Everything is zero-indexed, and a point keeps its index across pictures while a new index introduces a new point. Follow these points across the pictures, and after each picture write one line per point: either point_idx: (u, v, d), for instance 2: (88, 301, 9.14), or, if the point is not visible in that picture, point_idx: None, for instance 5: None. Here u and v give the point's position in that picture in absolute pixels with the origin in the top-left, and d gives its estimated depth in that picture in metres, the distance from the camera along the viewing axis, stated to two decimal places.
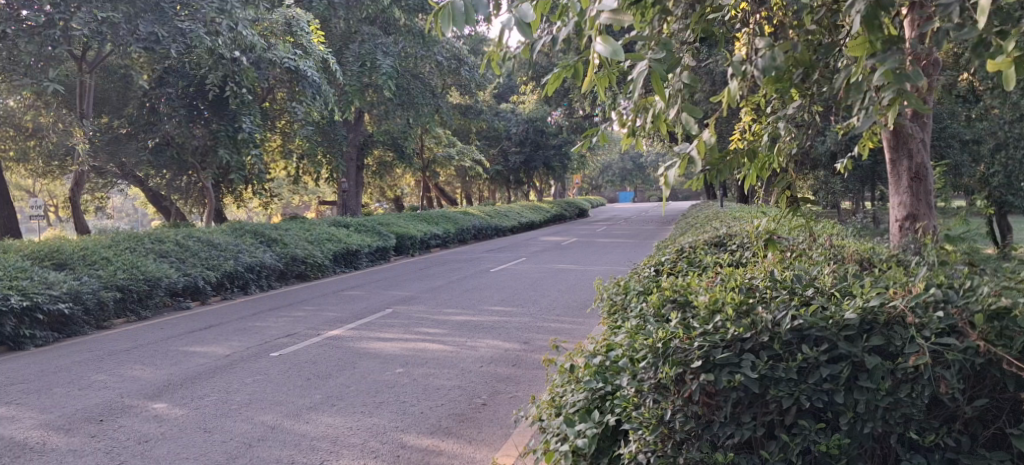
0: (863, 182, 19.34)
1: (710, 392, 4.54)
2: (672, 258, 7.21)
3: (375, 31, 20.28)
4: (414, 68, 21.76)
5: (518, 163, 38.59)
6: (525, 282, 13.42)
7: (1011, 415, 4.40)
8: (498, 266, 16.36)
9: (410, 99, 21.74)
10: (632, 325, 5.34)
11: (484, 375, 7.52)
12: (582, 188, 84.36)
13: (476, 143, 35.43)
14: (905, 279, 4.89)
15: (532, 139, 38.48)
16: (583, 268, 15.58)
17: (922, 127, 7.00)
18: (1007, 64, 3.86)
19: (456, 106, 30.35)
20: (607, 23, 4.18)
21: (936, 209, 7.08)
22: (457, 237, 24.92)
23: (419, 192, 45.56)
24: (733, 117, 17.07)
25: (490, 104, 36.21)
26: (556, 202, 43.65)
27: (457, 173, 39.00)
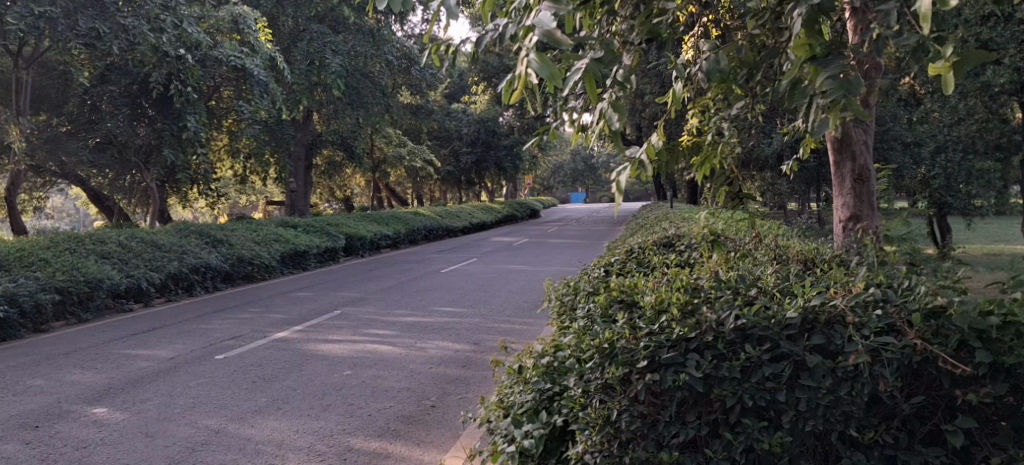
0: (809, 184, 19.66)
1: (655, 392, 4.58)
2: (622, 259, 7.25)
3: (324, 29, 19.99)
4: (365, 67, 21.59)
5: (470, 163, 38.53)
6: (476, 282, 13.39)
7: (946, 412, 4.50)
8: (449, 267, 16.30)
9: (360, 98, 21.48)
10: (580, 325, 5.36)
11: (433, 376, 7.48)
12: (534, 189, 84.56)
13: (427, 143, 35.30)
14: (845, 279, 5.00)
15: (484, 139, 38.47)
16: (534, 269, 15.58)
17: (865, 130, 7.15)
18: (947, 68, 4.02)
19: (407, 106, 30.21)
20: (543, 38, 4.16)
21: (878, 211, 7.22)
22: (408, 237, 24.78)
23: (370, 192, 45.23)
24: (680, 119, 17.24)
25: (441, 104, 36.09)
26: (507, 203, 43.71)
27: (409, 173, 38.83)
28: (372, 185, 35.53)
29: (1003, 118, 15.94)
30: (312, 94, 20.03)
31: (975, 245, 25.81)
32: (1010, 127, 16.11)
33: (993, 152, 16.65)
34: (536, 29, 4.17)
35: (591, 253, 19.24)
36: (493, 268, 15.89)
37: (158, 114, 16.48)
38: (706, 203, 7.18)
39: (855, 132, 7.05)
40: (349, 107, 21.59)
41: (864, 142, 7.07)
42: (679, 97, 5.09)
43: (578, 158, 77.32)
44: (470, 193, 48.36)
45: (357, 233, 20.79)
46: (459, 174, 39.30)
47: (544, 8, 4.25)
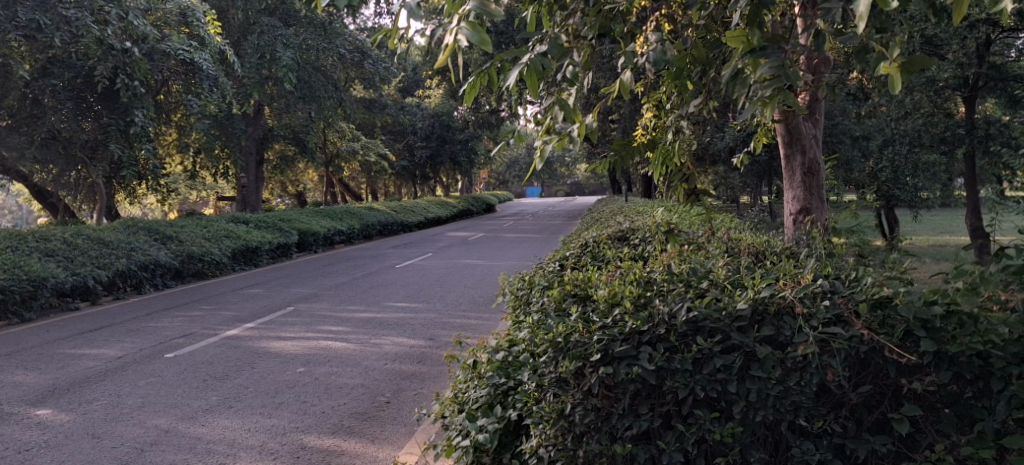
0: (760, 178, 19.94)
1: (609, 385, 4.60)
2: (576, 253, 7.26)
3: (275, 22, 19.65)
4: (317, 61, 21.33)
5: (424, 157, 38.33)
6: (432, 277, 13.32)
7: (893, 400, 4.59)
8: (404, 262, 16.20)
9: (312, 92, 21.26)
10: (534, 319, 5.36)
11: (388, 372, 7.43)
12: (489, 183, 84.61)
13: (380, 137, 35.06)
14: (794, 271, 5.07)
15: (438, 134, 38.33)
16: (489, 263, 15.56)
17: (814, 124, 7.26)
18: (896, 69, 3.97)
19: (360, 100, 29.97)
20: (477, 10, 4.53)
21: (827, 204, 7.33)
22: (362, 232, 24.60)
23: (323, 187, 44.83)
24: (633, 112, 17.34)
25: (395, 99, 35.84)
26: (462, 197, 43.62)
27: (362, 168, 38.53)
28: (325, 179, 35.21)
29: (947, 112, 16.27)
30: (263, 88, 19.78)
31: (919, 236, 26.39)
32: (954, 121, 16.45)
33: (938, 146, 16.98)
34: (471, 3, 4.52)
35: (546, 247, 19.29)
36: (449, 263, 15.84)
37: (105, 109, 16.20)
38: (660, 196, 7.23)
39: (805, 126, 7.16)
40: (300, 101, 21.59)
41: (814, 136, 7.19)
42: (629, 87, 5.05)
43: (532, 153, 77.59)
44: (424, 188, 48.16)
45: (310, 229, 20.57)
46: (413, 168, 39.09)
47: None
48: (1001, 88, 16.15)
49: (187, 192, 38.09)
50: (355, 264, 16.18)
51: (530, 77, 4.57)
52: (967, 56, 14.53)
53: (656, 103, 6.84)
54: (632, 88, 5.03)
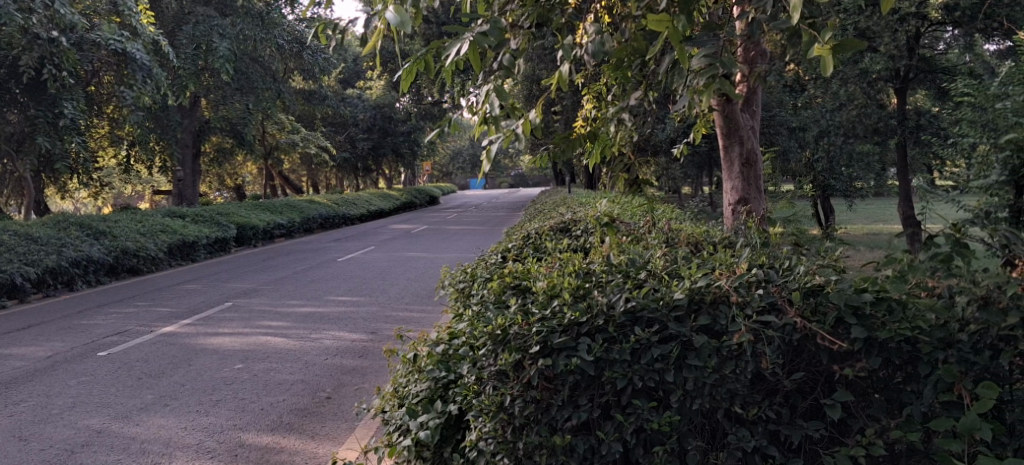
0: (698, 169, 20.15)
1: (548, 377, 4.61)
2: (518, 245, 7.26)
3: (210, 12, 19.21)
4: (253, 52, 21.02)
5: (366, 150, 37.86)
6: (374, 271, 13.21)
7: (826, 386, 4.68)
8: (345, 256, 16.05)
9: (248, 83, 21.34)
10: (474, 312, 5.35)
11: (329, 367, 7.35)
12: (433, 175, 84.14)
13: (321, 130, 34.61)
14: (730, 260, 5.14)
15: (380, 126, 38.04)
16: (432, 256, 15.50)
17: (751, 114, 7.40)
18: (827, 50, 4.04)
19: (299, 91, 29.55)
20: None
21: (765, 194, 7.48)
22: (302, 225, 24.28)
23: (262, 180, 44.07)
24: (574, 104, 17.36)
25: (336, 90, 35.48)
26: (405, 189, 43.38)
27: (303, 161, 38.04)
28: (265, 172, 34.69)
29: (881, 104, 16.59)
30: (198, 79, 19.38)
31: (853, 225, 27.05)
32: (887, 112, 16.89)
33: (872, 137, 17.37)
34: None
35: (489, 239, 19.31)
36: (391, 256, 15.74)
37: (31, 102, 15.63)
38: (600, 187, 7.26)
39: (742, 117, 7.32)
40: (237, 92, 21.24)
41: (751, 128, 7.35)
42: (567, 78, 5.07)
43: (476, 145, 77.38)
44: (366, 180, 47.79)
45: (249, 223, 20.26)
46: (355, 160, 38.69)
47: None
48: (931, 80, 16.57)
49: (121, 185, 37.20)
50: (295, 258, 15.98)
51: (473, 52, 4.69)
52: (897, 49, 14.88)
53: (596, 94, 6.89)
54: (570, 79, 5.05)
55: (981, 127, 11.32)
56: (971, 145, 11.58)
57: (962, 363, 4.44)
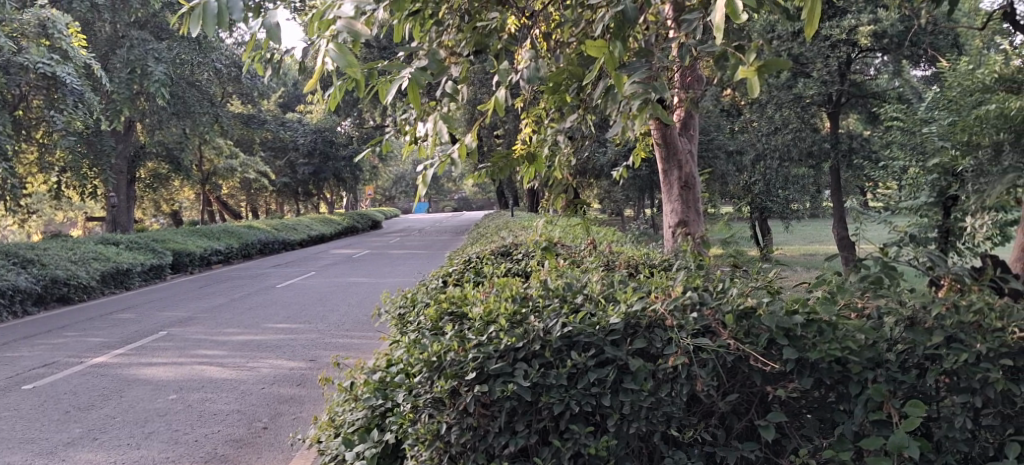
0: (637, 192, 20.28)
1: (485, 403, 4.60)
2: (459, 269, 7.25)
3: (146, 35, 18.92)
4: (191, 75, 20.74)
5: (307, 174, 37.37)
6: (314, 297, 13.04)
7: (760, 407, 4.74)
8: (285, 282, 15.84)
9: (185, 107, 20.70)
10: (410, 339, 5.29)
11: (266, 396, 7.23)
12: (376, 199, 83.48)
13: (260, 154, 34.15)
14: (666, 283, 5.19)
15: (321, 149, 37.17)
16: (374, 281, 15.39)
17: (689, 139, 7.56)
18: (753, 72, 4.05)
19: (238, 115, 29.15)
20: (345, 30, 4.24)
21: (703, 216, 7.63)
22: (241, 251, 23.94)
23: (200, 206, 43.21)
24: (512, 129, 17.37)
25: (275, 114, 35.09)
26: (348, 214, 42.96)
27: (242, 186, 37.42)
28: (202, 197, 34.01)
29: (814, 128, 16.93)
30: (133, 103, 19.01)
31: (789, 246, 27.56)
32: (821, 136, 17.23)
33: (807, 160, 17.71)
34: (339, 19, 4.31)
35: (432, 264, 19.21)
36: (332, 281, 15.58)
37: None
38: (541, 211, 7.28)
39: (680, 142, 7.45)
40: (174, 116, 20.68)
41: (689, 152, 7.50)
42: (503, 103, 5.09)
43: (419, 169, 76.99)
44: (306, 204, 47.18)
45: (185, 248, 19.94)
46: (295, 184, 38.16)
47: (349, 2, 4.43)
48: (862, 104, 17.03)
49: (51, 212, 36.12)
50: (234, 285, 15.71)
51: (412, 90, 4.55)
52: (829, 75, 15.51)
53: (535, 118, 6.94)
54: (506, 105, 5.07)
55: (909, 151, 11.60)
56: (901, 168, 11.87)
57: (890, 382, 4.53)
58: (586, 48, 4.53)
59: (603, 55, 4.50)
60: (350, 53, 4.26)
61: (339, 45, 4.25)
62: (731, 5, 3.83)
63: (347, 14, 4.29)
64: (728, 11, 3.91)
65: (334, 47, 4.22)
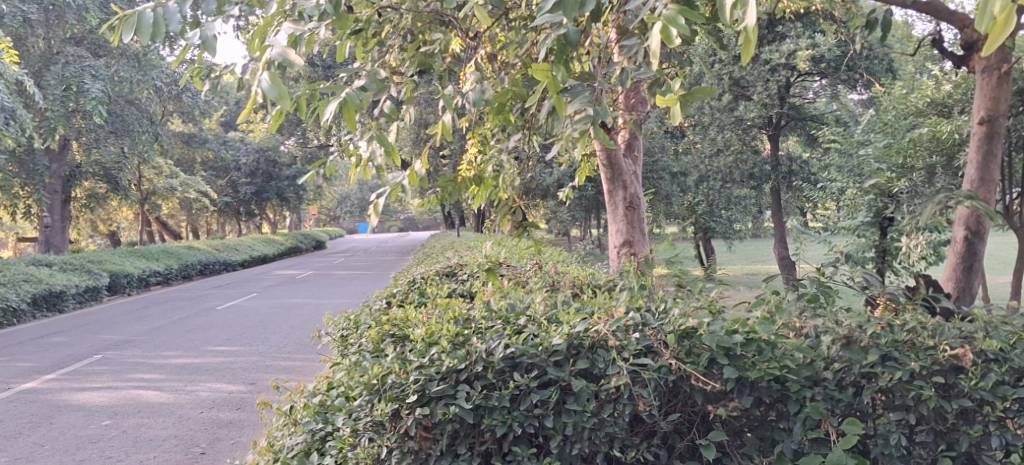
0: (581, 212, 20.41)
1: (426, 426, 4.57)
2: (404, 290, 7.20)
3: (83, 52, 18.61)
4: (129, 93, 20.36)
5: (249, 194, 36.79)
6: (256, 319, 12.82)
7: (702, 426, 4.79)
8: (225, 303, 15.58)
9: (124, 126, 20.28)
10: (351, 361, 5.22)
11: (205, 421, 7.07)
12: (320, 219, 82.60)
13: (201, 174, 33.55)
14: (608, 304, 5.21)
15: (263, 170, 37.00)
16: (317, 302, 15.21)
17: (632, 160, 7.63)
18: (674, 100, 4.09)
19: (179, 134, 28.67)
20: (278, 59, 4.18)
21: (647, 237, 7.71)
22: (180, 272, 23.49)
23: (138, 226, 42.23)
24: (455, 150, 17.35)
25: (215, 134, 34.59)
26: (291, 234, 42.46)
27: (183, 206, 36.68)
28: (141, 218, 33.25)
29: (755, 150, 17.27)
30: (68, 121, 18.53)
31: (731, 265, 27.91)
32: (762, 158, 17.52)
33: (748, 181, 18.03)
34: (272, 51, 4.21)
35: (377, 285, 19.02)
36: (275, 303, 15.35)
37: None
38: (486, 231, 7.27)
39: (625, 163, 7.52)
40: (111, 135, 20.22)
41: (633, 173, 7.57)
42: (449, 127, 5.06)
43: (365, 189, 76.52)
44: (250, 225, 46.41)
45: (122, 270, 19.50)
46: (237, 205, 37.54)
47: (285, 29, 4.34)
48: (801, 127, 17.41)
49: None
50: (173, 307, 15.37)
51: (349, 113, 4.51)
52: (769, 98, 15.80)
53: (481, 138, 6.95)
54: (451, 128, 5.06)
55: (846, 173, 11.89)
56: (839, 189, 12.10)
57: (827, 401, 4.59)
58: (532, 74, 4.45)
59: (549, 80, 4.45)
60: (281, 82, 4.14)
61: (272, 74, 4.15)
62: (666, 31, 3.82)
63: (281, 43, 4.23)
64: (662, 38, 3.89)
65: (267, 77, 4.08)
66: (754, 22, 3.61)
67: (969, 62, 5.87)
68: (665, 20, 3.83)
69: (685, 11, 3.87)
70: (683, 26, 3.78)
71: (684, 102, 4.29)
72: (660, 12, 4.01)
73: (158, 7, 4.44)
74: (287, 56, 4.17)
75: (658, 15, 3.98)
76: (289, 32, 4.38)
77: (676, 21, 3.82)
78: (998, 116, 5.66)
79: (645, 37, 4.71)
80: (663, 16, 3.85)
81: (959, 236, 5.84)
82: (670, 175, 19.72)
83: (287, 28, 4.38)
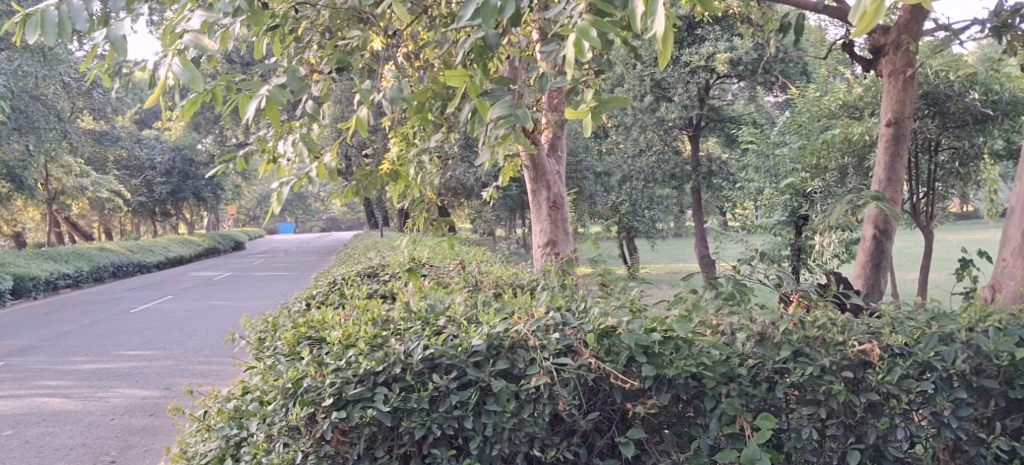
0: (504, 212, 20.39)
1: (343, 429, 4.53)
2: (324, 291, 7.10)
3: None
4: (35, 89, 19.50)
5: (164, 194, 35.61)
6: (171, 322, 12.46)
7: (621, 423, 4.83)
8: (138, 306, 15.10)
9: (29, 123, 19.41)
10: (266, 365, 5.11)
11: (115, 428, 6.83)
12: (239, 220, 80.74)
13: (113, 173, 32.36)
14: (528, 304, 5.22)
15: (180, 168, 35.88)
16: (237, 304, 14.89)
17: (556, 160, 7.69)
18: (585, 110, 4.26)
19: (89, 132, 27.64)
20: (191, 45, 4.10)
21: (571, 236, 7.79)
22: (92, 274, 22.69)
23: (46, 227, 40.50)
24: (376, 149, 17.11)
25: (128, 131, 33.42)
26: (210, 235, 41.40)
27: (93, 205, 35.30)
28: (50, 218, 31.91)
29: (676, 151, 17.57)
30: None
31: (653, 265, 28.36)
32: (682, 158, 17.82)
33: (670, 181, 18.28)
34: (184, 41, 4.11)
35: (298, 286, 18.70)
36: (192, 305, 14.97)
37: None
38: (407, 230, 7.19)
39: (548, 163, 7.56)
40: (16, 132, 19.32)
41: (557, 173, 7.63)
42: (365, 124, 5.00)
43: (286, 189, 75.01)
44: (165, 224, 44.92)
45: (28, 273, 18.72)
46: (152, 204, 36.35)
47: (198, 16, 4.34)
48: (720, 127, 17.75)
49: None
50: (81, 311, 14.82)
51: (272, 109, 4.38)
52: (689, 99, 16.10)
53: (403, 137, 6.88)
54: (368, 125, 5.00)
55: (764, 173, 12.20)
56: (757, 189, 12.42)
57: (743, 396, 4.65)
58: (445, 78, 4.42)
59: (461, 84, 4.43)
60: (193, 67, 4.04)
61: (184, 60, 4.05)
62: (578, 44, 3.86)
63: (194, 30, 4.15)
64: (575, 50, 3.93)
65: (179, 62, 3.99)
66: (662, 31, 3.53)
67: (877, 65, 6.07)
68: (579, 32, 3.85)
69: (600, 22, 3.90)
70: (595, 39, 3.80)
71: (596, 112, 4.53)
72: (576, 21, 4.02)
73: (62, 6, 4.25)
74: (200, 42, 4.11)
75: (573, 24, 3.99)
76: (202, 19, 4.35)
77: (589, 33, 3.84)
78: (904, 118, 5.86)
79: (563, 42, 4.70)
80: (577, 28, 3.87)
81: (868, 234, 6.05)
82: (594, 176, 19.94)
83: (201, 15, 4.34)
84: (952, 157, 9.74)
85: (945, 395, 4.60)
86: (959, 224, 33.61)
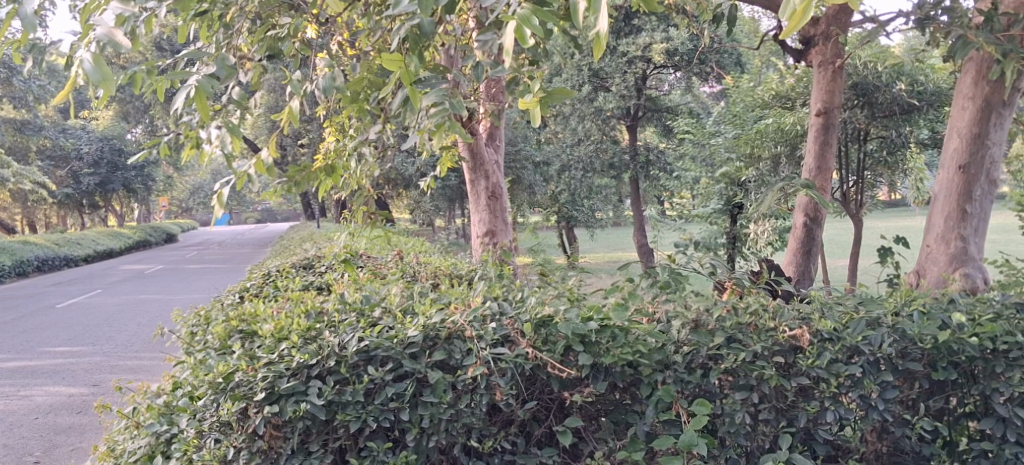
0: (442, 202, 20.25)
1: (276, 424, 4.46)
2: (259, 283, 6.98)
3: None
4: None
5: (92, 185, 34.48)
6: (99, 317, 12.10)
7: (558, 412, 4.83)
8: (64, 302, 14.62)
9: None
10: (196, 359, 5.01)
11: (38, 427, 6.61)
12: (172, 212, 78.77)
13: (36, 163, 31.18)
14: (465, 294, 5.20)
15: (108, 159, 34.76)
16: (168, 298, 14.55)
17: (493, 149, 7.67)
18: (534, 103, 4.56)
19: (9, 121, 26.51)
20: (103, 39, 3.85)
21: (509, 225, 7.80)
22: (14, 269, 21.87)
23: None
24: (310, 139, 16.79)
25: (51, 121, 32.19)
26: (142, 227, 40.33)
27: (16, 197, 34.06)
28: None
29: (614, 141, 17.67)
30: None
31: (592, 254, 28.60)
32: (620, 147, 17.93)
33: (608, 170, 18.38)
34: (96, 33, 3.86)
35: (233, 279, 18.34)
36: (121, 299, 14.57)
37: None
38: (343, 221, 7.11)
39: (486, 152, 7.54)
40: None
41: (495, 162, 7.61)
42: (297, 113, 4.90)
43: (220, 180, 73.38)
44: None
45: None
46: (79, 196, 35.17)
47: (114, 9, 4.06)
48: (658, 117, 17.91)
49: None
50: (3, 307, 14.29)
51: (199, 99, 4.25)
52: (626, 89, 16.21)
53: (339, 126, 6.78)
54: (300, 114, 4.90)
55: (700, 163, 12.36)
56: (692, 178, 12.59)
57: (678, 383, 4.71)
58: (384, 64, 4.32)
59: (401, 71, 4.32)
60: (105, 63, 3.83)
61: (96, 56, 3.82)
62: (519, 31, 3.83)
63: (107, 22, 3.91)
64: (516, 37, 3.89)
65: (89, 58, 3.78)
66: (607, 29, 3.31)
67: (807, 56, 6.17)
68: (519, 20, 3.80)
69: (540, 11, 3.86)
70: (536, 26, 3.78)
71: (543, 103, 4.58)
72: (515, 9, 3.96)
73: None
74: (113, 36, 3.86)
75: (513, 12, 3.94)
76: (117, 11, 4.09)
77: (530, 21, 3.80)
78: (833, 107, 5.98)
79: (500, 32, 4.64)
80: (517, 16, 3.83)
81: (798, 222, 6.17)
82: (533, 166, 19.97)
83: (115, 8, 4.06)
84: (881, 145, 10.04)
85: (872, 378, 4.72)
86: (886, 210, 34.58)
